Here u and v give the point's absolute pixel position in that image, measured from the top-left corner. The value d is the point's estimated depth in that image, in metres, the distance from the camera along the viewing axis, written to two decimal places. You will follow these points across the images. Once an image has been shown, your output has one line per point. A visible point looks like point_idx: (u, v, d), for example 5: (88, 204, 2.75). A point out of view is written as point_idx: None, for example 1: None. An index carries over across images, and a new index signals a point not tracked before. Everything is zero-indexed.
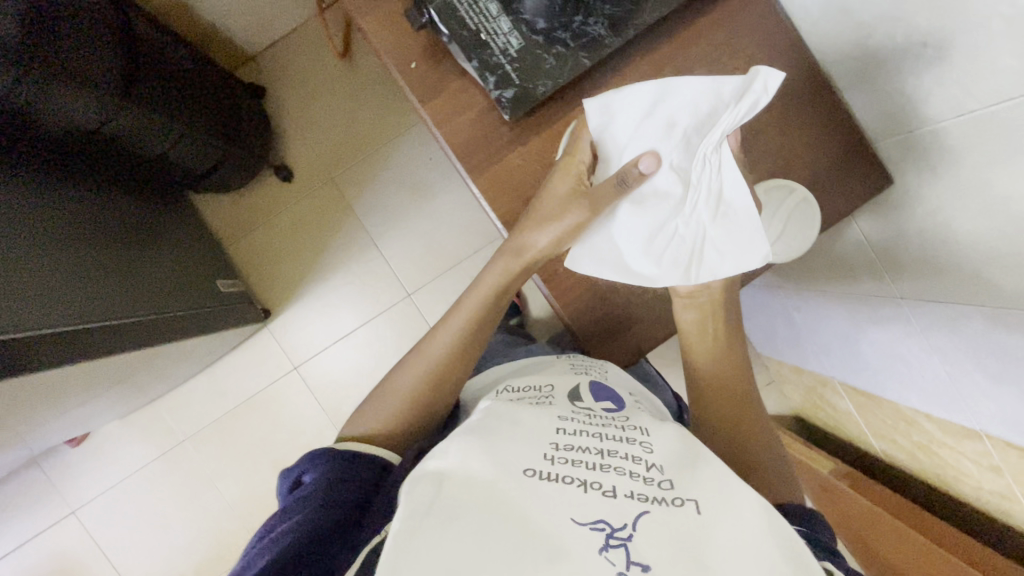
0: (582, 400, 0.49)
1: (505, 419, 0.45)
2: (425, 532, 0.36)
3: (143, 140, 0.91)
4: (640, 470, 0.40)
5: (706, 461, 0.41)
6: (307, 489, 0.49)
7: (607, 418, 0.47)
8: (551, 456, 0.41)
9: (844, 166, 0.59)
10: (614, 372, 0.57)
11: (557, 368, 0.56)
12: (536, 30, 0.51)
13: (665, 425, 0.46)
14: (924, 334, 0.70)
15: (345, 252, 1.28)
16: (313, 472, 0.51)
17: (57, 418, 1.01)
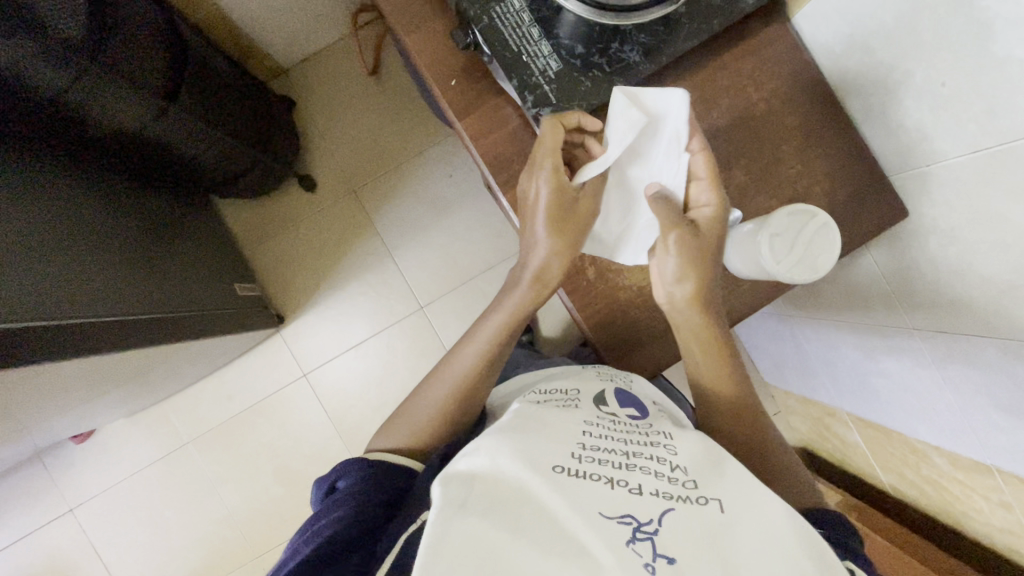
0: (606, 406, 0.51)
1: (534, 419, 0.47)
2: (461, 519, 0.38)
3: (180, 143, 0.95)
4: (664, 471, 0.42)
5: (728, 466, 0.43)
6: (340, 493, 0.52)
7: (631, 425, 0.49)
8: (579, 456, 0.43)
9: (862, 197, 0.61)
10: (639, 382, 0.58)
11: (582, 374, 0.58)
12: (574, 55, 0.54)
13: (685, 433, 0.48)
14: (935, 365, 0.71)
15: (361, 263, 1.30)
16: (345, 477, 0.54)
17: (69, 412, 1.02)
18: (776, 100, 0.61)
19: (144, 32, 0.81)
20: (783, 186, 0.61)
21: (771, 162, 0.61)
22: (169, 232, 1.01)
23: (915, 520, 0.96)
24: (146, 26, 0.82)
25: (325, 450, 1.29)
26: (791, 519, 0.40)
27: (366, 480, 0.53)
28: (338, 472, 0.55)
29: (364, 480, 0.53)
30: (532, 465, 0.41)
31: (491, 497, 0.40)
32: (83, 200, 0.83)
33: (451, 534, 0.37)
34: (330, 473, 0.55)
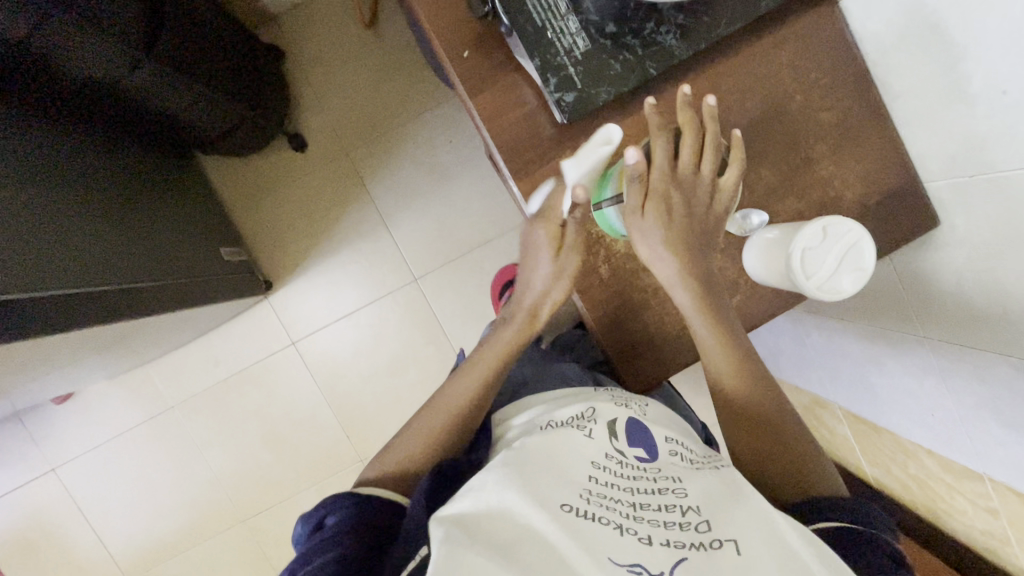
0: (616, 443, 0.48)
1: (537, 462, 0.44)
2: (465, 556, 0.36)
3: (162, 100, 0.87)
4: (676, 518, 0.39)
5: (744, 503, 0.41)
6: (332, 530, 0.49)
7: (640, 468, 0.46)
8: (585, 499, 0.41)
9: (893, 202, 0.58)
10: (654, 408, 0.55)
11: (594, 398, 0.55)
12: (604, 34, 0.49)
13: (699, 472, 0.45)
14: (941, 375, 0.70)
15: (354, 229, 1.25)
16: (337, 513, 0.50)
17: (47, 376, 0.98)
18: (814, 94, 0.56)
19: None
20: (812, 187, 0.57)
21: (801, 162, 0.57)
22: (150, 194, 0.95)
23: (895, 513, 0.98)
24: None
25: (314, 419, 1.28)
26: (815, 553, 0.38)
27: (360, 517, 0.50)
28: (327, 507, 0.51)
29: (358, 517, 0.50)
30: (538, 509, 0.39)
31: (496, 539, 0.38)
32: (55, 159, 0.77)
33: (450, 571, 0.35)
34: (316, 511, 0.51)
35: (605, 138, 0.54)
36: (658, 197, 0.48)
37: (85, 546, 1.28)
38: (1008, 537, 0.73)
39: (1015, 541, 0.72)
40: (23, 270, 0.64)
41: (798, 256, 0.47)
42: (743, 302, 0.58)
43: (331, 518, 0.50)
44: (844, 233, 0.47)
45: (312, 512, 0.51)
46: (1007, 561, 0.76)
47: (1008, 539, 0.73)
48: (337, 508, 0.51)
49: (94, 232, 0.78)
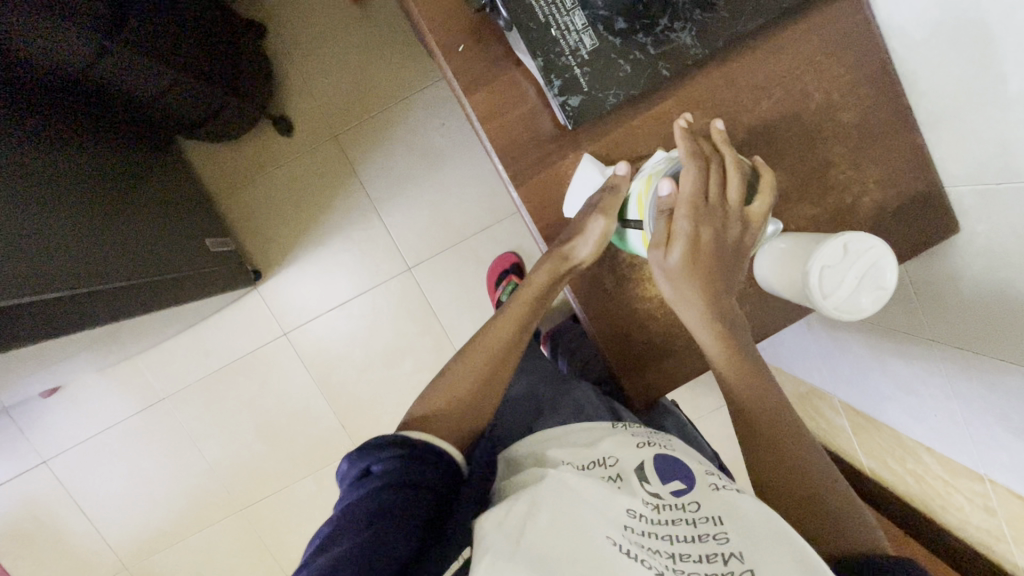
0: (649, 482, 0.45)
1: (568, 496, 0.41)
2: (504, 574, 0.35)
3: (134, 84, 0.81)
4: (720, 570, 0.36)
5: (795, 553, 0.37)
6: (381, 483, 0.44)
7: (678, 507, 0.43)
8: (623, 540, 0.38)
9: (912, 208, 0.55)
10: (680, 446, 0.52)
11: (619, 434, 0.52)
12: (613, 30, 0.46)
13: (745, 506, 0.41)
14: (947, 378, 0.68)
15: (344, 216, 1.21)
16: (386, 463, 0.45)
17: (30, 373, 0.95)
18: (834, 92, 0.52)
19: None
20: (829, 193, 0.54)
21: (817, 166, 0.54)
22: (127, 184, 0.90)
23: (889, 503, 0.99)
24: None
25: (308, 409, 1.26)
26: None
27: (409, 471, 0.45)
28: (374, 454, 0.46)
29: (407, 474, 0.45)
30: (576, 545, 0.37)
31: (534, 564, 0.36)
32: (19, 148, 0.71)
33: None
34: (363, 455, 0.46)
35: (611, 142, 0.50)
36: (685, 233, 0.45)
37: (82, 536, 1.27)
38: (1005, 536, 0.73)
39: (1011, 541, 0.72)
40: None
41: (815, 274, 0.45)
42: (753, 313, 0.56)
43: (378, 467, 0.45)
44: (864, 249, 0.44)
45: (358, 456, 0.46)
46: (1002, 558, 0.76)
47: (1004, 538, 0.73)
48: (384, 456, 0.46)
49: (64, 230, 0.73)
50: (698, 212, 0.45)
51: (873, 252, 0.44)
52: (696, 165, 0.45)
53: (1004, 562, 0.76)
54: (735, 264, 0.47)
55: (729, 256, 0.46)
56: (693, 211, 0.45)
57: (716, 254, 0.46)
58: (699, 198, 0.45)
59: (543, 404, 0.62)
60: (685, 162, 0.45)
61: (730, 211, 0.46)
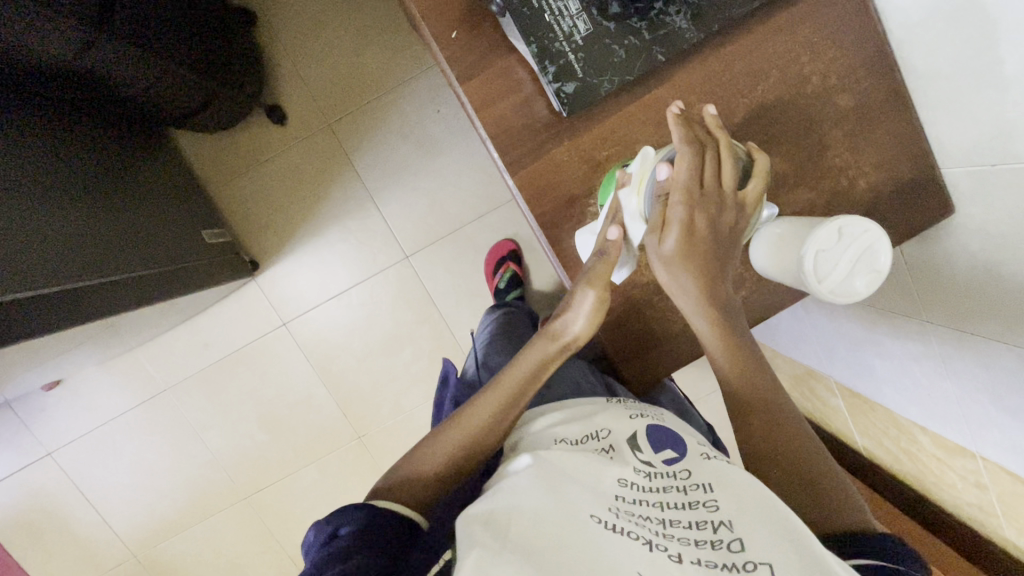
0: (641, 454, 0.46)
1: (560, 473, 0.43)
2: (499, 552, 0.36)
3: (123, 76, 0.80)
4: (709, 535, 0.37)
5: (783, 519, 0.37)
6: (348, 543, 0.43)
7: (670, 476, 0.44)
8: (614, 512, 0.39)
9: (908, 190, 0.55)
10: (672, 419, 0.53)
11: (612, 410, 0.53)
12: (608, 16, 0.47)
13: (731, 474, 0.42)
14: (942, 358, 0.69)
15: (340, 206, 1.20)
16: (354, 524, 0.44)
17: (31, 367, 0.96)
18: (831, 74, 0.52)
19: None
20: (826, 176, 0.54)
21: (814, 149, 0.53)
22: (120, 176, 0.89)
23: (883, 482, 1.01)
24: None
25: (309, 398, 1.27)
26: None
27: (375, 530, 0.45)
28: (341, 517, 0.45)
29: (376, 532, 0.44)
30: (567, 515, 0.38)
31: (526, 538, 0.37)
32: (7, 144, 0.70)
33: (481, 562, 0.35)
34: (329, 521, 0.45)
35: (606, 128, 0.50)
36: (680, 219, 0.45)
37: (90, 525, 1.29)
38: (995, 511, 0.75)
39: (1002, 516, 0.74)
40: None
41: (811, 259, 0.45)
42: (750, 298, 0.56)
43: (345, 529, 0.44)
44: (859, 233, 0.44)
45: (325, 522, 0.45)
46: (993, 533, 0.78)
47: (995, 513, 0.75)
48: (352, 516, 0.45)
49: (57, 224, 0.73)
50: (693, 199, 0.45)
51: (867, 237, 0.44)
52: (691, 152, 0.45)
53: (995, 537, 0.78)
54: (729, 251, 0.47)
55: (724, 243, 0.47)
56: (687, 198, 0.45)
57: (711, 242, 0.46)
58: (694, 185, 0.45)
59: (542, 390, 0.63)
60: (680, 149, 0.45)
61: (725, 196, 0.46)
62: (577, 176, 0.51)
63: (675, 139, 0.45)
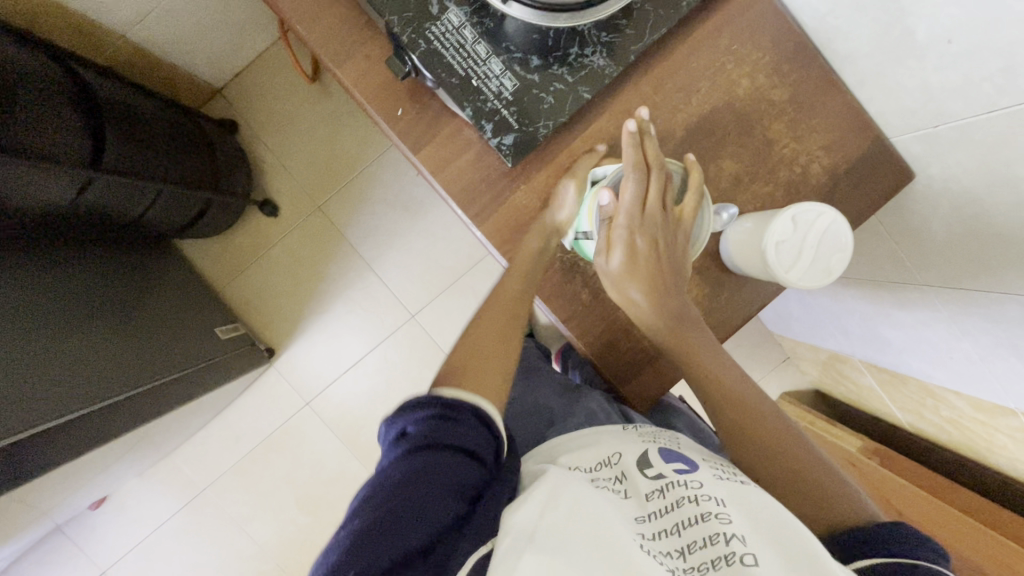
0: (652, 469, 0.46)
1: (581, 496, 0.41)
2: (521, 557, 0.35)
3: (124, 204, 0.83)
4: (721, 551, 0.37)
5: (792, 538, 0.38)
6: (411, 448, 0.42)
7: (683, 485, 0.43)
8: (634, 540, 0.38)
9: (864, 165, 0.56)
10: (686, 444, 0.52)
11: (623, 435, 0.52)
12: (530, 68, 0.48)
13: (739, 494, 0.42)
14: (951, 319, 0.68)
15: (343, 280, 1.25)
16: (420, 426, 0.43)
17: (75, 489, 1.00)
18: (759, 74, 0.54)
19: (46, 93, 0.67)
20: (779, 168, 0.55)
21: (761, 145, 0.55)
22: (134, 292, 0.95)
23: (934, 456, 0.96)
24: (44, 80, 0.68)
25: (343, 472, 1.27)
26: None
27: (440, 438, 0.43)
28: (409, 415, 0.44)
29: (440, 437, 0.43)
30: (587, 534, 0.37)
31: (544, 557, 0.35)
32: (23, 290, 0.74)
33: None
34: (400, 416, 0.45)
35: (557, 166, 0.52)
36: (622, 239, 0.48)
37: None
38: None
39: None
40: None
41: (772, 250, 0.46)
42: (735, 297, 0.56)
43: (413, 430, 0.44)
44: (828, 219, 0.45)
45: (399, 412, 0.45)
46: None
47: None
48: (416, 414, 0.44)
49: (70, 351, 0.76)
50: (636, 219, 0.48)
51: (836, 224, 0.45)
52: (636, 177, 0.48)
53: None
54: (678, 265, 0.50)
55: (670, 259, 0.50)
56: (629, 220, 0.48)
57: (655, 259, 0.49)
58: (636, 207, 0.48)
59: (551, 422, 0.64)
60: (628, 173, 0.48)
61: (666, 219, 0.50)
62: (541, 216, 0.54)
63: (625, 163, 0.48)
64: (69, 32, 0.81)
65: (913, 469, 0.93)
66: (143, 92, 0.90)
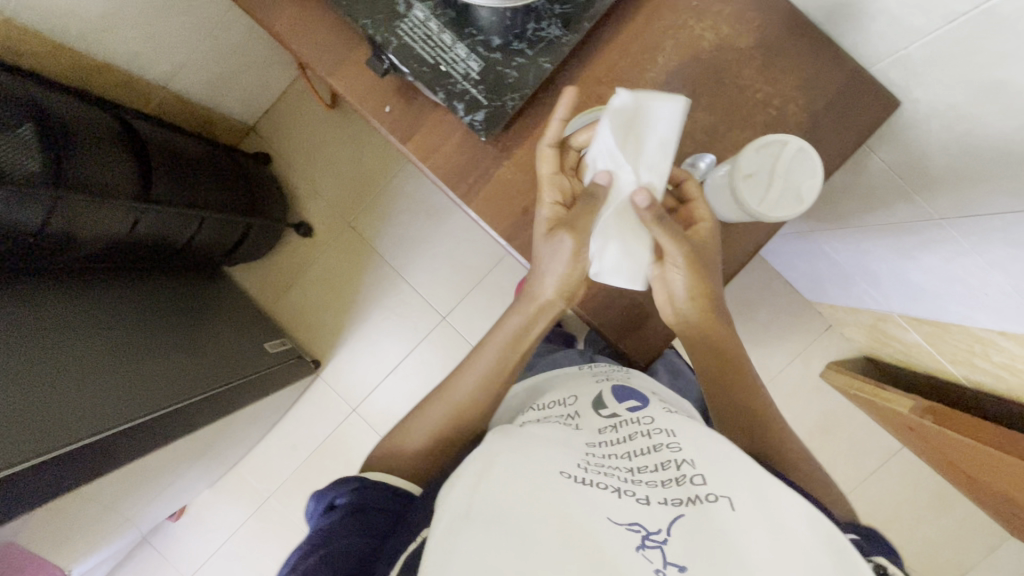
0: (606, 408, 0.49)
1: (539, 441, 0.45)
2: (468, 508, 0.39)
3: (171, 232, 0.93)
4: (672, 473, 0.40)
5: (737, 455, 0.41)
6: (344, 513, 0.48)
7: (632, 421, 0.46)
8: (586, 467, 0.41)
9: (845, 99, 0.56)
10: (637, 377, 0.56)
11: (577, 376, 0.57)
12: (492, 49, 0.52)
13: (689, 424, 0.45)
14: (975, 251, 0.65)
15: (377, 289, 1.32)
16: (346, 497, 0.50)
17: (155, 497, 1.10)
18: (723, 26, 0.56)
19: (111, 141, 0.78)
20: (757, 113, 0.56)
21: (734, 93, 0.56)
22: (182, 314, 1.04)
23: (997, 409, 0.89)
24: (109, 131, 0.79)
25: None
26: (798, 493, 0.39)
27: (366, 501, 0.49)
28: (337, 489, 0.50)
29: (366, 501, 0.49)
30: (541, 470, 0.41)
31: (498, 503, 0.39)
32: (80, 318, 0.84)
33: (446, 530, 0.38)
34: (328, 492, 0.51)
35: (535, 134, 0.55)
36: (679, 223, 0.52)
37: None
38: None
39: None
40: (73, 419, 0.72)
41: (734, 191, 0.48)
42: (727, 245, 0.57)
43: (341, 500, 0.50)
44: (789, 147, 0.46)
45: (324, 492, 0.51)
46: None
47: None
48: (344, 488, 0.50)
49: (130, 368, 0.85)
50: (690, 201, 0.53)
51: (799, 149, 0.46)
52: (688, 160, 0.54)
53: None
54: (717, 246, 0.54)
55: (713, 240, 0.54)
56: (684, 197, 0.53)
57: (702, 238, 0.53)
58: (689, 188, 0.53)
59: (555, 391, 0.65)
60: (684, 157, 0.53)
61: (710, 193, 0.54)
62: (527, 187, 0.58)
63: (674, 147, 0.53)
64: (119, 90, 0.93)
65: (971, 423, 0.87)
66: (179, 132, 1.00)
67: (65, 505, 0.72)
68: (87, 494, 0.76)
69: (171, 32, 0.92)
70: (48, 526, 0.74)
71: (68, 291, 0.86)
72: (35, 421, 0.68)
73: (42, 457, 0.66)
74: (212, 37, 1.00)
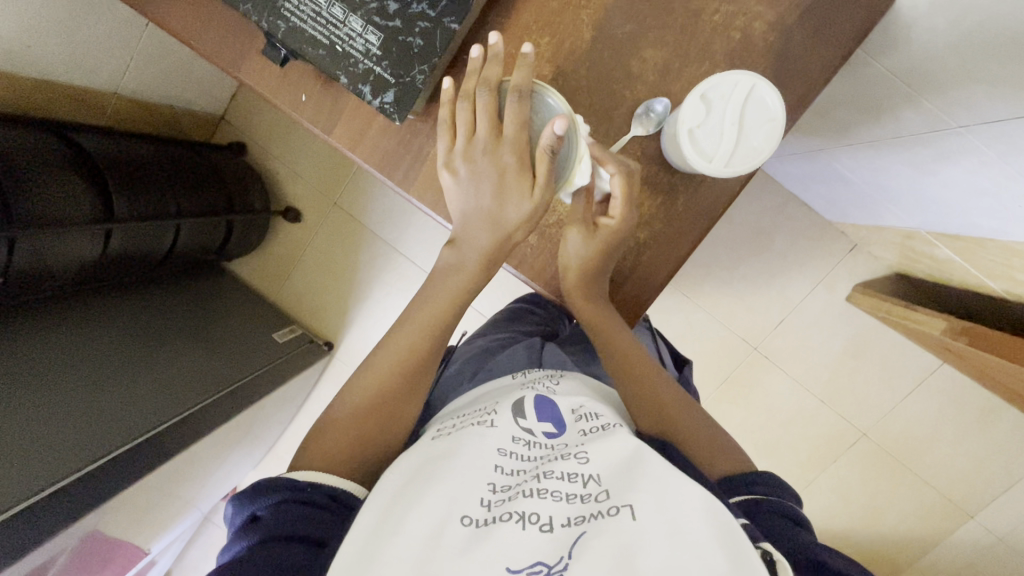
0: (524, 418, 0.45)
1: (444, 461, 0.41)
2: (369, 551, 0.34)
3: (147, 243, 0.92)
4: (578, 490, 0.37)
5: (642, 461, 0.39)
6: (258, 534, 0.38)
7: (548, 446, 0.43)
8: (490, 501, 0.38)
9: (817, 7, 0.48)
10: (568, 381, 0.52)
11: (506, 386, 0.52)
12: (389, 16, 0.45)
13: (602, 433, 0.42)
14: (1001, 160, 0.55)
15: (374, 267, 1.30)
16: (268, 510, 0.40)
17: (203, 488, 1.18)
18: None
19: (60, 166, 0.77)
20: (715, 40, 0.48)
21: (685, 20, 0.48)
22: (187, 315, 1.05)
23: None
24: (57, 155, 0.78)
25: None
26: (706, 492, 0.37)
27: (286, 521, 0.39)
28: (258, 499, 0.41)
29: (283, 522, 0.38)
30: (439, 512, 0.36)
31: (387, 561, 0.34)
32: (81, 333, 0.85)
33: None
34: (249, 500, 0.41)
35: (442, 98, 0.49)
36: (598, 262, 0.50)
37: None
38: None
39: None
40: (99, 436, 0.74)
41: (687, 139, 0.45)
42: (693, 199, 0.51)
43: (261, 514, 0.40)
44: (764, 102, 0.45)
45: (245, 500, 0.41)
46: None
47: None
48: (264, 500, 0.40)
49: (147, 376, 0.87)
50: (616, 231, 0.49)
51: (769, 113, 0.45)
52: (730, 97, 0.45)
53: None
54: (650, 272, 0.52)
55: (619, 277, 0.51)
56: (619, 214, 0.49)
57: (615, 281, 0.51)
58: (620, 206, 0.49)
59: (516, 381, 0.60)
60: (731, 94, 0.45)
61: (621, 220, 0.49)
62: None
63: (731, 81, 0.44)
64: (69, 104, 0.90)
65: (1011, 342, 0.79)
66: (138, 139, 0.98)
67: (111, 513, 0.75)
68: (135, 499, 0.80)
69: (104, 34, 0.87)
70: (116, 520, 0.80)
71: (59, 314, 0.86)
72: (59, 442, 0.70)
73: (68, 479, 0.68)
74: (149, 28, 0.95)
